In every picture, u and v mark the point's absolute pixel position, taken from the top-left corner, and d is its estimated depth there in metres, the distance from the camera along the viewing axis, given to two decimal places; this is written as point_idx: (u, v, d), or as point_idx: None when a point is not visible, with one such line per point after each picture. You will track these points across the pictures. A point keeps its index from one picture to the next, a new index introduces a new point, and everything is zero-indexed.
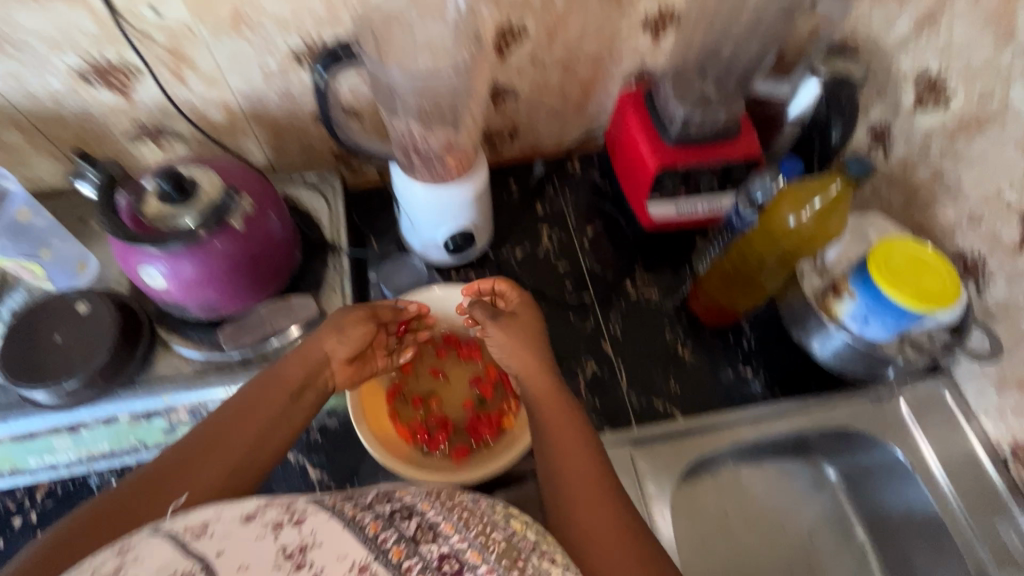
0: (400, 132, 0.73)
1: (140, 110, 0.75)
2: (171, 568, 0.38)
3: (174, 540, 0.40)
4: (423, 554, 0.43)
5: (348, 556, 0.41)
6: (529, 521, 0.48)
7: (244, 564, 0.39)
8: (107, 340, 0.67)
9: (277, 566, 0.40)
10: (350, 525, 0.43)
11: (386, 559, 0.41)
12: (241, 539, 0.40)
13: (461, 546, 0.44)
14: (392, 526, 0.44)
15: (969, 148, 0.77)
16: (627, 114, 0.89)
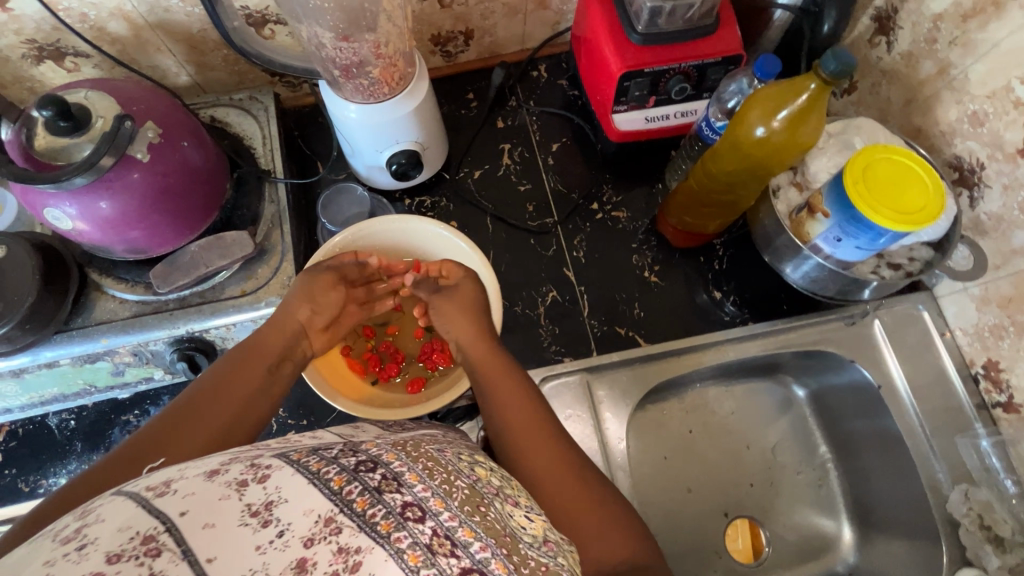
0: (311, 41, 0.64)
1: (27, 26, 0.66)
2: (132, 526, 0.33)
3: (136, 499, 0.35)
4: (387, 501, 0.37)
5: (313, 511, 0.35)
6: (492, 470, 0.49)
7: (209, 522, 0.33)
8: (29, 285, 0.62)
9: (241, 523, 0.34)
10: (316, 480, 0.37)
11: (351, 511, 0.35)
12: (205, 497, 0.35)
13: (424, 495, 0.39)
14: (356, 478, 0.38)
15: (981, 35, 0.66)
16: (590, 6, 0.77)
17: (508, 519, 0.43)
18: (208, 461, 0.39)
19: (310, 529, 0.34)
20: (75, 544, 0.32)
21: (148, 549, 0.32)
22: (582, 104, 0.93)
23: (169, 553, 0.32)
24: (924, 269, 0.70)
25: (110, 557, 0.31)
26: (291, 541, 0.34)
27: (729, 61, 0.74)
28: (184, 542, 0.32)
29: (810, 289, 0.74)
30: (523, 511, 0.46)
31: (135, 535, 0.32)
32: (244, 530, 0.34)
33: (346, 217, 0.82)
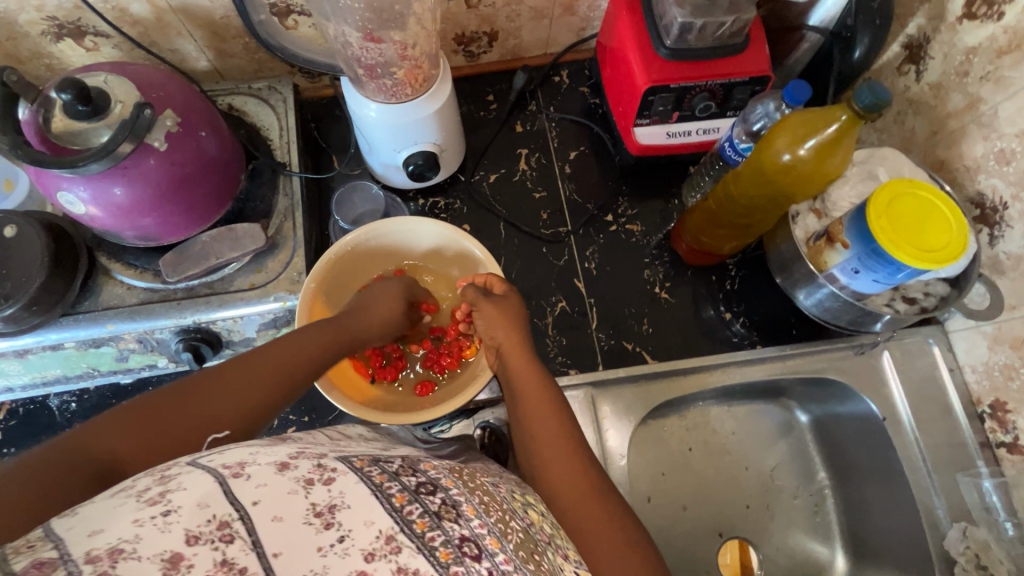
0: (337, 39, 0.63)
1: (49, 3, 0.65)
2: (210, 505, 0.32)
3: (214, 475, 0.34)
4: (447, 529, 0.37)
5: (375, 524, 0.34)
6: (543, 515, 0.49)
7: (279, 515, 0.33)
8: (37, 266, 0.62)
9: (305, 522, 0.34)
10: (378, 493, 0.37)
11: (411, 531, 0.35)
12: (276, 489, 0.35)
13: (480, 531, 0.39)
14: (417, 501, 0.38)
15: (1014, 72, 0.65)
16: (618, 16, 0.76)
17: (560, 572, 0.43)
18: (277, 451, 0.39)
19: (372, 544, 0.34)
20: (160, 508, 0.31)
21: (223, 535, 0.31)
22: (602, 113, 0.92)
23: (241, 541, 0.31)
24: (939, 305, 0.69)
25: (189, 537, 0.30)
26: (351, 550, 0.33)
27: (755, 82, 0.73)
28: (255, 532, 0.32)
29: (820, 317, 0.73)
30: (572, 565, 0.45)
31: (212, 517, 0.32)
32: (308, 529, 0.33)
33: (359, 213, 0.81)
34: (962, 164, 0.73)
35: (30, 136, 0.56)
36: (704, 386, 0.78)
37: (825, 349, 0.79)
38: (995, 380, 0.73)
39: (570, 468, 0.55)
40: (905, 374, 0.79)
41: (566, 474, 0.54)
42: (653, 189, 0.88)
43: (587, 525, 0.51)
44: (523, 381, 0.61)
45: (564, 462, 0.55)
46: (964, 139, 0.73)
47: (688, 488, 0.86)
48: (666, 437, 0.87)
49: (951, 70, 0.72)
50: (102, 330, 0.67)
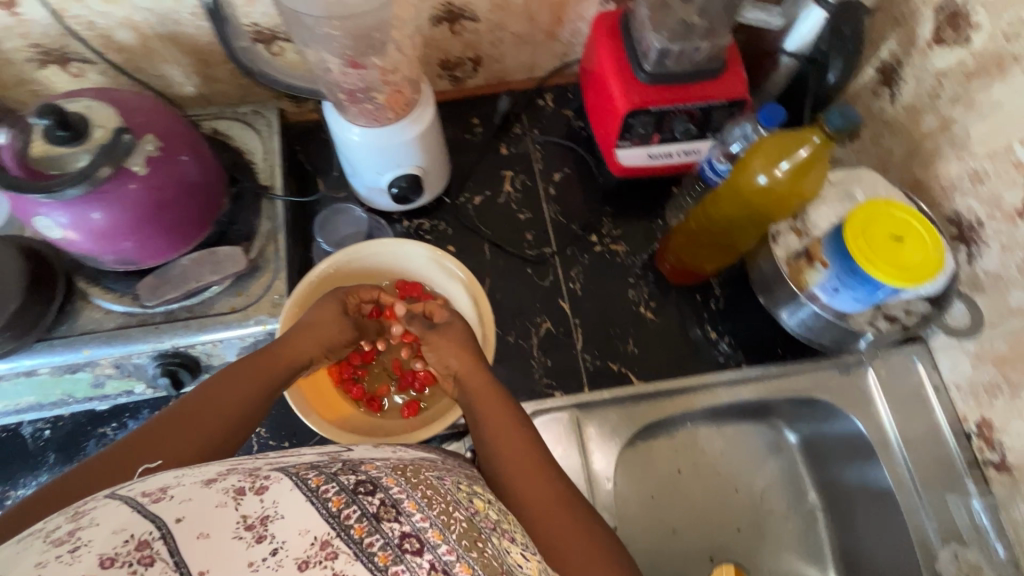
0: (319, 65, 0.65)
1: (33, 30, 0.66)
2: (124, 531, 0.33)
3: (131, 504, 0.35)
4: (386, 532, 0.37)
5: (309, 532, 0.35)
6: (489, 502, 0.48)
7: (205, 532, 0.34)
8: (13, 292, 0.62)
9: (235, 536, 0.35)
10: (315, 499, 0.37)
11: (348, 537, 0.36)
12: (203, 505, 0.36)
13: (422, 525, 0.39)
14: (355, 502, 0.38)
15: (984, 95, 0.67)
16: (598, 40, 0.78)
17: (506, 555, 0.42)
18: (206, 470, 0.40)
19: (306, 552, 0.34)
20: (67, 547, 0.32)
21: (142, 556, 0.32)
22: (586, 136, 0.93)
23: (162, 563, 0.32)
24: (921, 324, 0.70)
25: (103, 560, 0.32)
26: (284, 561, 0.34)
27: (733, 104, 0.75)
28: (177, 552, 0.33)
29: (805, 336, 0.74)
30: (520, 547, 0.44)
31: (129, 538, 0.33)
32: (239, 544, 0.34)
33: (343, 236, 0.81)
34: (941, 185, 0.74)
35: (8, 162, 0.56)
36: (691, 407, 0.77)
37: (813, 369, 0.79)
38: (981, 398, 0.72)
39: (539, 481, 0.52)
40: (894, 392, 0.78)
41: (530, 480, 0.52)
42: (640, 210, 0.89)
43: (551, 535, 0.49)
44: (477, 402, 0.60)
45: (528, 475, 0.53)
46: (941, 159, 0.74)
47: (679, 510, 0.84)
48: (656, 457, 0.86)
49: (926, 92, 0.74)
50: (75, 355, 0.66)
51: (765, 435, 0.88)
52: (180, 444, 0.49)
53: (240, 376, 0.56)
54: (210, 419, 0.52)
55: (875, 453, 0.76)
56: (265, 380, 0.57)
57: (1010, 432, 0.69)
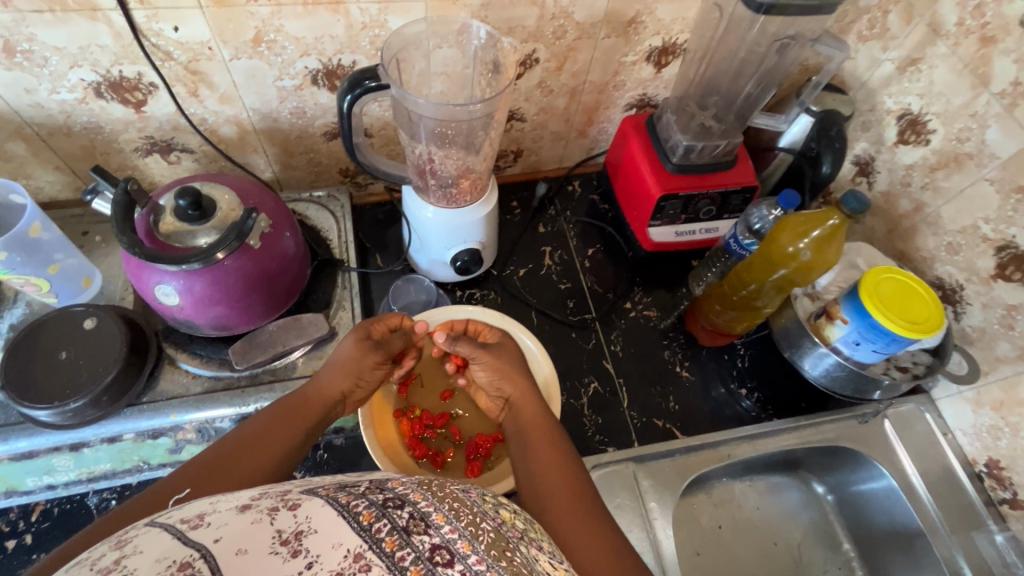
0: (419, 155, 0.74)
1: (150, 125, 0.75)
2: (168, 555, 0.34)
3: (171, 531, 0.37)
4: (417, 544, 0.39)
5: (342, 544, 0.37)
6: (515, 512, 0.50)
7: (242, 547, 0.35)
8: (114, 357, 0.66)
9: (273, 552, 0.36)
10: (346, 513, 0.39)
11: (381, 549, 0.37)
12: (238, 524, 0.37)
13: (451, 536, 0.41)
14: (385, 516, 0.40)
15: (947, 183, 0.83)
16: (628, 138, 0.93)
17: (534, 563, 0.44)
18: (239, 497, 0.41)
19: (340, 564, 0.36)
20: (115, 573, 0.33)
21: (184, 574, 0.33)
22: (611, 216, 1.05)
23: None
24: (927, 372, 0.80)
25: None
26: (319, 574, 0.35)
27: (747, 190, 0.88)
28: (218, 567, 0.34)
29: (828, 386, 0.82)
30: (546, 555, 0.47)
31: (172, 562, 0.34)
32: (275, 559, 0.35)
33: (408, 303, 0.88)
34: (921, 255, 0.89)
35: (142, 236, 0.63)
36: (733, 458, 0.83)
37: (836, 421, 0.87)
38: (986, 439, 0.82)
39: (558, 474, 0.60)
40: (909, 439, 0.87)
41: (561, 495, 0.58)
42: (666, 280, 1.00)
43: (565, 519, 0.55)
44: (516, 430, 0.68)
45: (551, 466, 0.61)
46: (918, 233, 0.88)
47: (725, 564, 0.87)
48: (698, 512, 0.90)
49: (899, 180, 0.90)
50: (161, 420, 0.68)
51: (794, 487, 0.94)
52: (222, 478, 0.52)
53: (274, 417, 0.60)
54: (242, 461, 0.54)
55: (904, 498, 0.83)
56: (299, 420, 0.61)
57: (1017, 469, 0.78)
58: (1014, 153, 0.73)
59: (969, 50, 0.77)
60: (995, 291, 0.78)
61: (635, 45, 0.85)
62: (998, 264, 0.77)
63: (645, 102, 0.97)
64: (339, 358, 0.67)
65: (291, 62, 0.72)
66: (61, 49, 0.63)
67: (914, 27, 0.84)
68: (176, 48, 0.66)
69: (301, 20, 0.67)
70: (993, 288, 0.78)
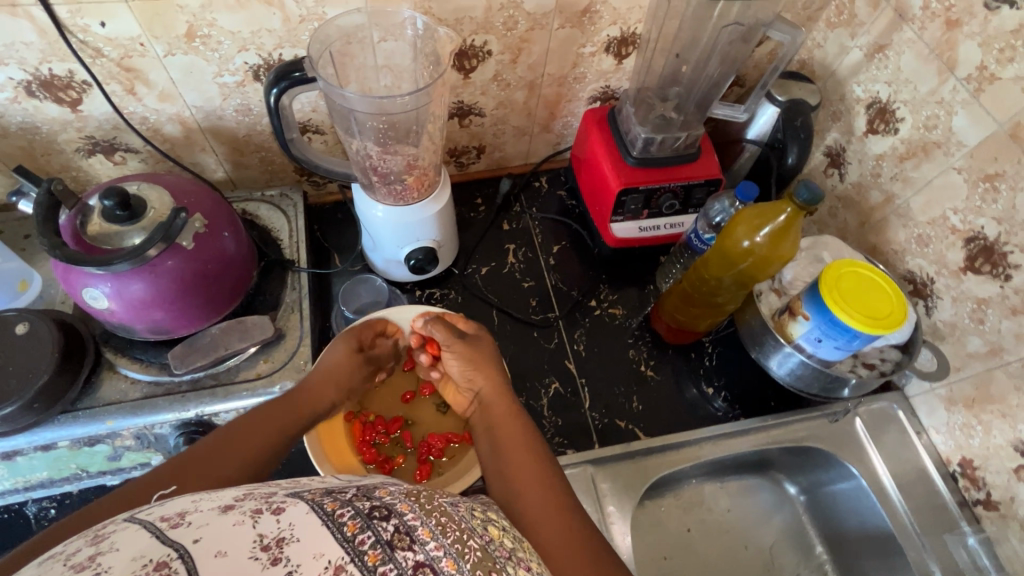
0: (361, 152, 0.72)
1: (90, 124, 0.73)
2: (144, 555, 0.32)
3: (149, 529, 0.34)
4: (399, 561, 0.36)
5: (323, 555, 0.34)
6: (503, 530, 0.48)
7: (222, 550, 0.33)
8: (46, 363, 0.64)
9: (251, 557, 0.33)
10: (329, 522, 0.36)
11: (362, 563, 0.34)
12: (218, 526, 0.35)
13: (436, 554, 0.38)
14: (370, 527, 0.37)
15: (916, 173, 0.80)
16: (590, 132, 0.90)
17: None
18: (223, 495, 0.39)
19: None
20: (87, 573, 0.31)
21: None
22: (578, 212, 1.03)
23: None
24: (895, 369, 0.78)
25: None
26: None
27: (711, 183, 0.86)
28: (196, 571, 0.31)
29: (794, 384, 0.79)
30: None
31: (147, 561, 0.32)
32: (254, 565, 0.33)
33: (362, 304, 0.86)
34: (893, 248, 0.86)
35: (68, 239, 0.61)
36: (697, 460, 0.80)
37: (805, 420, 0.84)
38: (960, 438, 0.79)
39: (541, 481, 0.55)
40: (882, 439, 0.84)
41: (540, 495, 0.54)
42: (634, 278, 0.97)
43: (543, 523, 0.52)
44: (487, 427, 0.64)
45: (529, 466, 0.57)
46: (890, 226, 0.85)
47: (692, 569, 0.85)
48: (665, 516, 0.87)
49: (869, 171, 0.87)
50: (96, 428, 0.66)
51: (766, 488, 0.91)
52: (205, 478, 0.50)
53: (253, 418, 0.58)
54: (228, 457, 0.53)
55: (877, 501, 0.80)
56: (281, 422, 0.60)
57: (991, 470, 0.75)
58: (980, 140, 0.71)
59: (933, 34, 0.74)
60: (966, 285, 0.75)
61: (591, 36, 0.83)
62: (968, 257, 0.75)
63: (609, 94, 0.94)
64: (329, 367, 0.68)
65: (229, 57, 0.70)
66: None
67: (881, 11, 0.81)
68: (104, 44, 0.64)
69: (233, 13, 0.65)
70: (964, 281, 0.76)
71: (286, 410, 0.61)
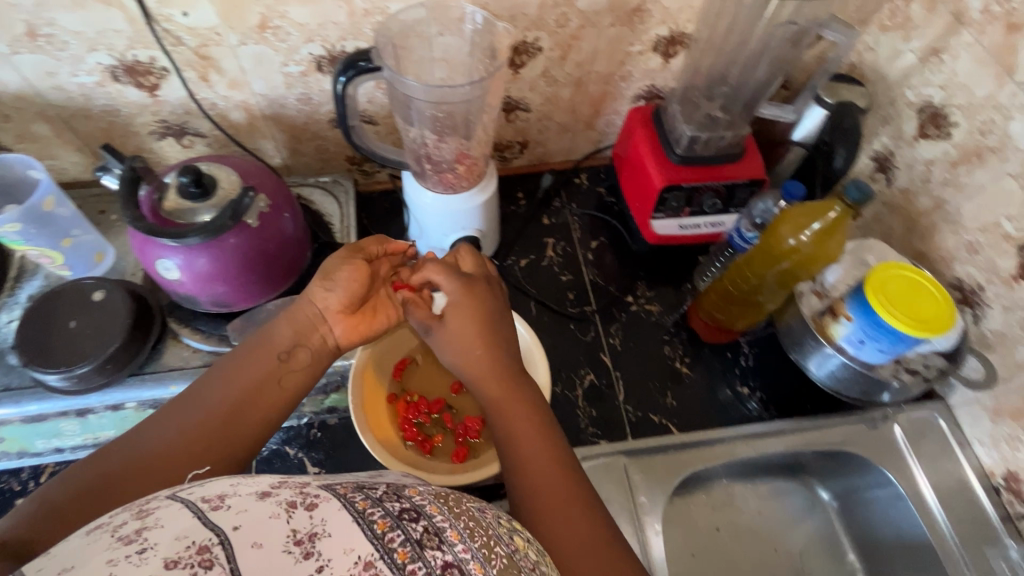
0: (414, 140, 0.75)
1: (164, 108, 0.78)
2: (188, 535, 0.34)
3: (193, 508, 0.37)
4: (428, 560, 0.38)
5: (353, 551, 0.36)
6: (528, 540, 0.47)
7: (258, 541, 0.35)
8: (120, 328, 0.69)
9: (285, 550, 0.35)
10: (361, 520, 0.39)
11: (392, 560, 0.37)
12: (257, 514, 0.37)
13: (464, 556, 0.40)
14: (399, 527, 0.39)
15: (969, 179, 0.78)
16: (634, 129, 0.91)
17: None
18: (259, 481, 0.41)
19: (350, 570, 0.35)
20: (135, 547, 0.33)
21: (203, 559, 0.33)
22: (618, 209, 1.04)
23: (219, 568, 0.33)
24: (938, 376, 0.77)
25: (169, 562, 0.32)
26: None
27: (755, 184, 0.87)
28: (233, 559, 0.33)
29: (833, 387, 0.79)
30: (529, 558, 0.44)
31: (190, 543, 0.34)
32: (287, 558, 0.35)
33: None
34: (941, 255, 0.84)
35: (145, 212, 0.65)
36: (730, 457, 0.81)
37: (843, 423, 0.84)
38: (1005, 451, 0.77)
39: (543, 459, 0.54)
40: (922, 447, 0.82)
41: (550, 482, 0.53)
42: (671, 276, 0.98)
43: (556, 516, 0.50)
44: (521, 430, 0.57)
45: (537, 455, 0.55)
46: (938, 232, 0.84)
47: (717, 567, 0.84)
48: (695, 511, 0.87)
49: (919, 176, 0.85)
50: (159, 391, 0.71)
51: (797, 490, 0.90)
52: (220, 453, 0.51)
53: (220, 381, 0.55)
54: (224, 433, 0.52)
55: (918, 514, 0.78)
56: (250, 380, 0.56)
57: None
58: None
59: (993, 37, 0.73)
60: (1017, 293, 0.74)
61: (640, 35, 0.84)
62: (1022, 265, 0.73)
63: (654, 93, 0.95)
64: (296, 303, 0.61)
65: (295, 48, 0.73)
66: (78, 33, 0.67)
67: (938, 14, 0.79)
68: (184, 31, 0.69)
69: (302, 4, 0.69)
70: (1015, 290, 0.74)
71: (258, 363, 0.57)
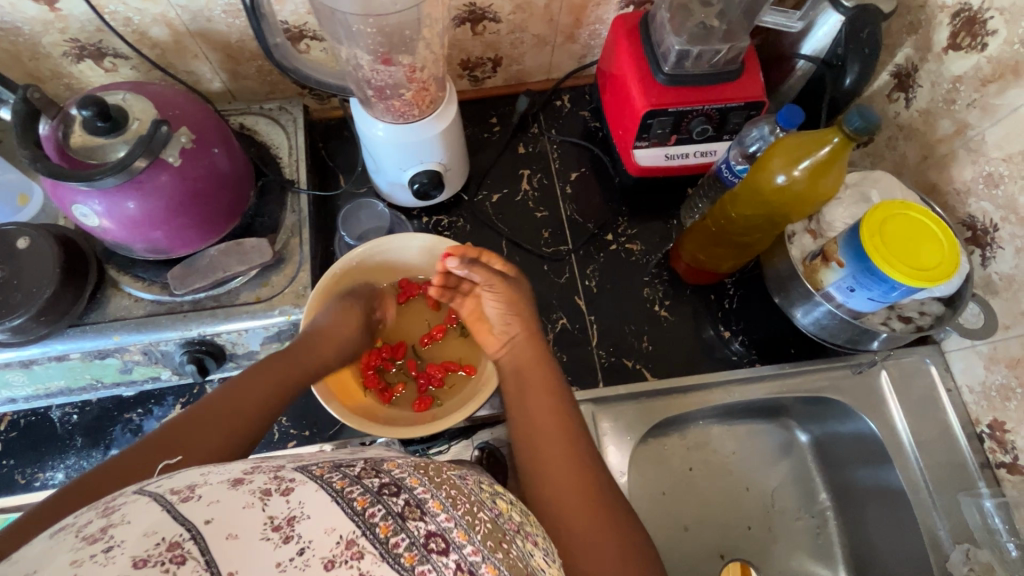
0: (349, 61, 0.67)
1: (72, 25, 0.68)
2: (157, 531, 0.31)
3: (161, 502, 0.34)
4: (411, 530, 0.36)
5: (335, 530, 0.34)
6: (512, 502, 0.47)
7: (234, 532, 0.32)
8: (49, 276, 0.64)
9: (264, 537, 0.33)
10: (339, 499, 0.36)
11: (374, 535, 0.34)
12: (230, 505, 0.34)
13: (447, 525, 0.38)
14: (380, 502, 0.37)
15: (999, 100, 0.68)
16: (618, 43, 0.80)
17: (529, 558, 0.42)
18: (231, 469, 0.39)
19: (332, 551, 0.33)
20: (101, 545, 0.31)
21: (174, 555, 0.30)
22: (602, 136, 0.94)
23: (193, 562, 0.30)
24: (934, 324, 0.71)
25: (137, 561, 0.30)
26: (312, 561, 0.32)
27: (751, 107, 0.76)
28: (209, 551, 0.31)
29: (818, 335, 0.74)
30: (541, 551, 0.44)
31: (160, 540, 0.31)
32: (266, 544, 0.32)
33: (365, 229, 0.83)
34: (955, 189, 0.75)
35: (50, 151, 0.58)
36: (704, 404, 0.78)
37: (827, 368, 0.80)
38: (994, 399, 0.73)
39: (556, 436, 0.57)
40: (908, 394, 0.79)
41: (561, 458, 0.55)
42: (657, 210, 0.90)
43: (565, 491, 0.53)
44: (536, 409, 0.60)
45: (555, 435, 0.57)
46: (956, 161, 0.75)
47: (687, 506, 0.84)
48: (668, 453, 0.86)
49: (943, 96, 0.74)
50: (98, 343, 0.67)
51: (775, 432, 0.88)
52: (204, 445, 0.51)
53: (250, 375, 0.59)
54: (228, 417, 0.54)
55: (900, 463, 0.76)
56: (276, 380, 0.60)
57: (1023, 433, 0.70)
58: None
59: None
60: None
61: None
62: None
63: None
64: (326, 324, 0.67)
65: None
66: None
67: None
68: None
69: None
70: None
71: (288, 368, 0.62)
